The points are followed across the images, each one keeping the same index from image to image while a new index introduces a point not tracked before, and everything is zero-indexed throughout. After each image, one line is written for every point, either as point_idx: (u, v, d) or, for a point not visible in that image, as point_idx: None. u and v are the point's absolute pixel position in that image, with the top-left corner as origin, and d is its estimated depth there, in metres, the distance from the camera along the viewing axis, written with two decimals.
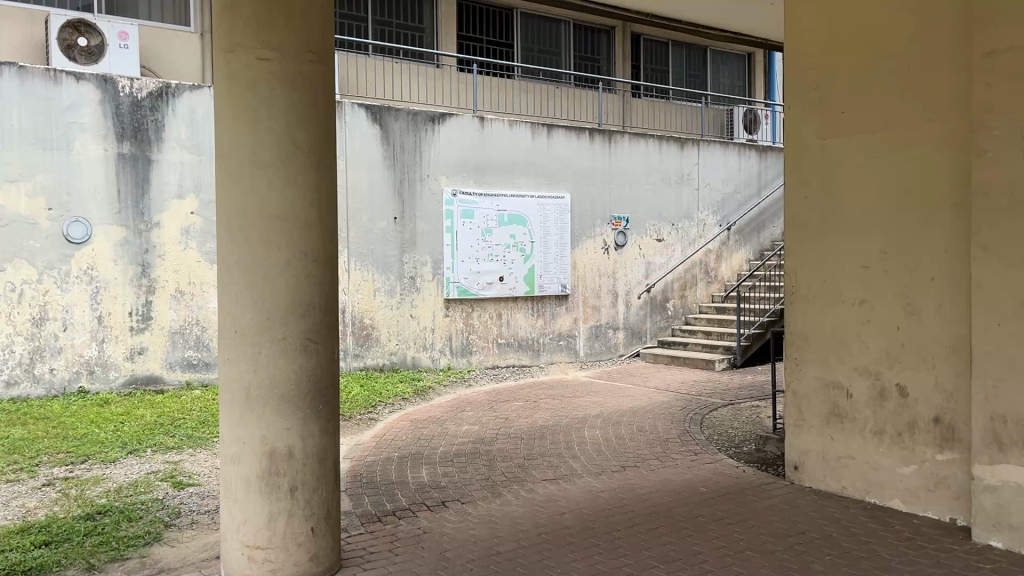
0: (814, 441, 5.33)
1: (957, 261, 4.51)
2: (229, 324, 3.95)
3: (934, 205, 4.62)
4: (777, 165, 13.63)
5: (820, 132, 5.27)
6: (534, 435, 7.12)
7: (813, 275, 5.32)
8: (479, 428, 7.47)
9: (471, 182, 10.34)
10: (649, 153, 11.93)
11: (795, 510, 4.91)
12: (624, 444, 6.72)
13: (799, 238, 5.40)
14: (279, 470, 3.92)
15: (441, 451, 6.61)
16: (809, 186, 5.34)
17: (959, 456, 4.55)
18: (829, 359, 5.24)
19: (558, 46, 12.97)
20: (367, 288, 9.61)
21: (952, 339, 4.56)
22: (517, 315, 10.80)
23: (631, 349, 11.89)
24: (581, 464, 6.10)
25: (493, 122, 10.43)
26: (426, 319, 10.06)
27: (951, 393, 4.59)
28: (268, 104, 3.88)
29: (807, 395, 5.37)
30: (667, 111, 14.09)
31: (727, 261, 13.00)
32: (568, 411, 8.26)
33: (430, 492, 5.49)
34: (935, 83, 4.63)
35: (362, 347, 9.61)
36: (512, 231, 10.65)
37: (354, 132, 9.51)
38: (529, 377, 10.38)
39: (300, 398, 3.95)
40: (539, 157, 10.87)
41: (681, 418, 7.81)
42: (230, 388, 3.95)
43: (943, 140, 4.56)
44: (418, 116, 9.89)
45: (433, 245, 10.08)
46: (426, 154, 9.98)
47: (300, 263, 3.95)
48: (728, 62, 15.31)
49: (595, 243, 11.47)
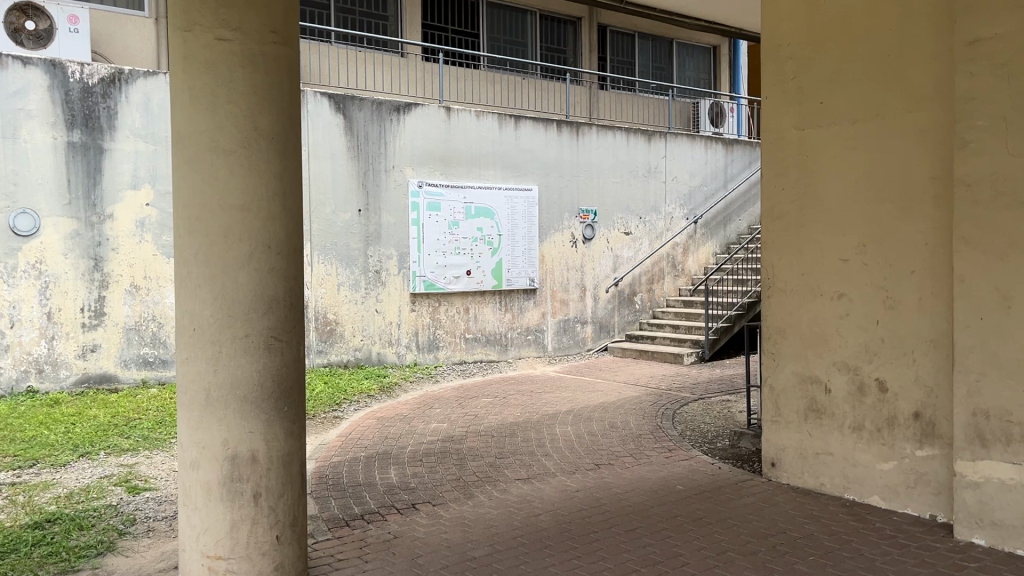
0: (791, 437, 5.25)
1: (937, 254, 4.44)
2: (188, 321, 3.72)
3: (914, 197, 4.54)
4: (744, 158, 13.62)
5: (797, 123, 5.18)
6: (505, 432, 6.95)
7: (790, 268, 5.22)
8: (448, 426, 7.28)
9: (437, 173, 10.12)
10: (617, 145, 11.81)
11: (774, 508, 4.82)
12: (597, 441, 6.58)
13: (777, 230, 5.30)
14: (242, 476, 3.70)
15: (409, 450, 6.42)
16: (786, 177, 5.24)
17: (940, 451, 4.49)
18: (807, 353, 5.15)
19: (525, 36, 12.78)
20: (331, 282, 9.36)
21: (931, 333, 4.49)
22: (484, 309, 10.62)
23: (599, 343, 11.79)
24: (554, 463, 5.95)
25: (459, 112, 10.22)
26: (392, 314, 9.83)
27: (931, 388, 4.52)
28: (228, 87, 3.64)
29: (785, 391, 5.29)
30: (634, 104, 13.99)
31: (694, 254, 12.95)
32: (538, 407, 8.11)
33: (399, 494, 5.29)
34: (916, 72, 4.54)
35: (326, 343, 9.35)
36: (479, 224, 10.45)
37: (317, 122, 9.23)
38: (497, 372, 10.21)
39: (264, 400, 3.74)
40: (507, 148, 10.69)
41: (653, 413, 7.71)
42: (189, 389, 3.72)
43: (924, 131, 4.49)
44: (382, 105, 9.65)
45: (399, 238, 9.85)
46: (391, 144, 9.74)
47: (263, 257, 3.73)
48: (694, 56, 15.28)
49: (564, 237, 11.34)
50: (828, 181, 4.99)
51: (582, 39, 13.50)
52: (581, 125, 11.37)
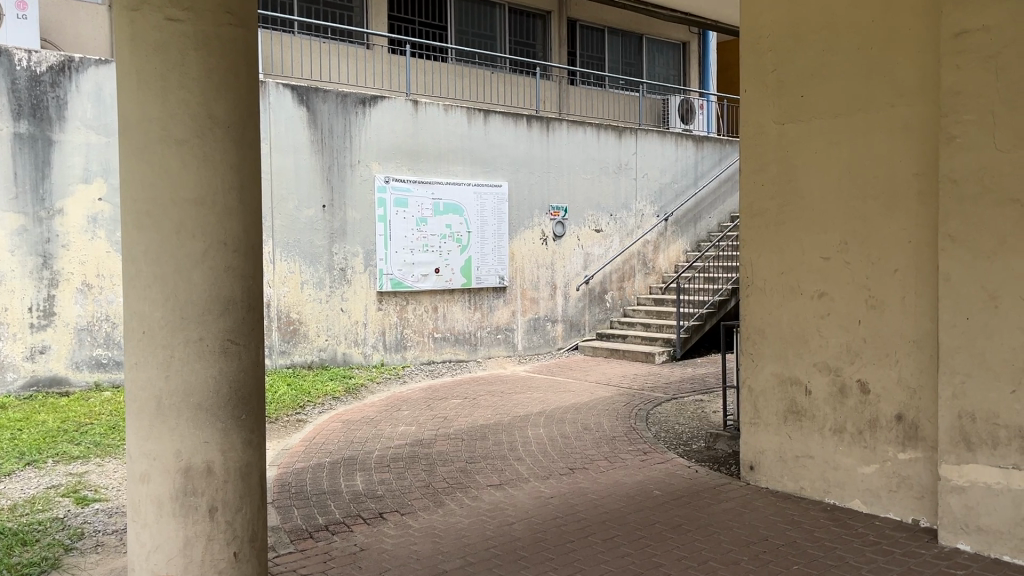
0: (770, 439, 5.12)
1: (921, 252, 4.32)
2: (137, 323, 3.45)
3: (898, 193, 4.42)
4: (714, 155, 13.54)
5: (778, 117, 5.04)
6: (475, 435, 6.74)
7: (770, 266, 5.08)
8: (416, 429, 7.05)
9: (405, 169, 9.87)
10: (588, 142, 11.66)
11: (755, 514, 4.68)
12: (571, 444, 6.40)
13: (756, 227, 5.16)
14: (195, 490, 3.44)
15: (376, 455, 6.18)
16: (765, 173, 5.10)
17: (923, 454, 4.37)
18: (787, 354, 5.02)
19: (493, 29, 12.56)
20: (294, 280, 9.07)
21: (915, 334, 4.38)
22: (454, 308, 10.40)
23: (570, 341, 11.64)
24: (526, 467, 5.75)
25: (427, 106, 9.98)
26: (357, 314, 9.56)
27: (915, 389, 4.40)
28: (180, 72, 3.38)
29: (764, 392, 5.15)
30: (604, 100, 13.85)
31: (665, 252, 12.85)
32: (509, 409, 7.92)
33: (366, 503, 5.06)
34: (901, 65, 4.42)
35: (288, 343, 9.06)
36: (448, 221, 10.22)
37: (279, 114, 8.94)
38: (466, 372, 10.00)
39: (219, 408, 3.48)
40: (476, 144, 10.47)
41: (627, 414, 7.56)
42: (138, 397, 3.45)
43: (909, 126, 4.37)
44: (348, 98, 9.38)
45: (365, 235, 9.58)
46: (356, 138, 9.47)
47: (219, 254, 3.48)
48: (663, 52, 15.19)
49: (534, 234, 11.16)
50: (809, 176, 4.86)
51: (551, 34, 13.33)
52: (551, 120, 11.19)
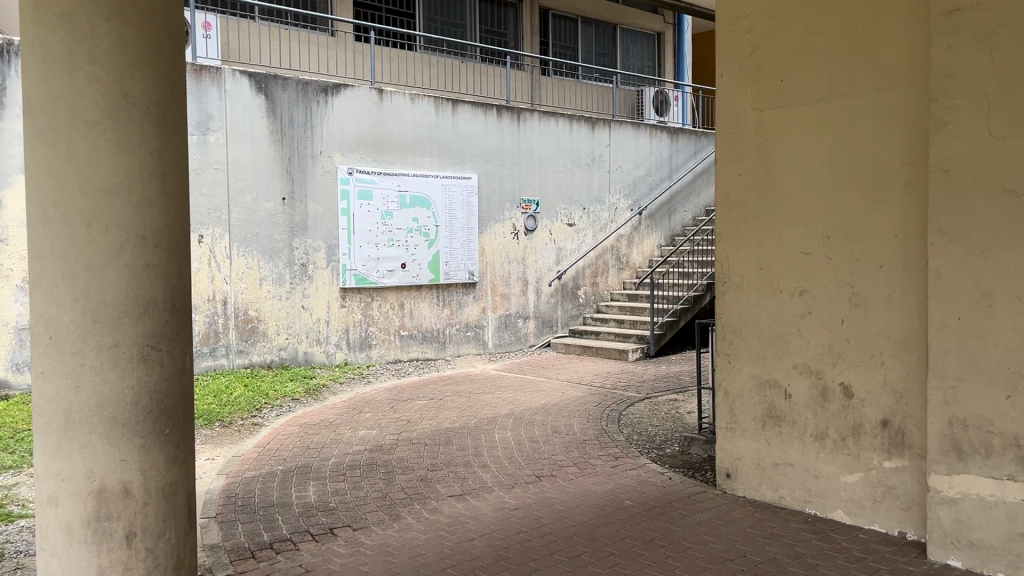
0: (748, 446, 4.83)
1: (909, 247, 4.04)
2: (43, 328, 3.05)
3: (884, 184, 4.14)
4: (689, 148, 13.28)
5: (756, 103, 4.74)
6: (438, 440, 6.40)
7: (747, 262, 4.79)
8: (376, 433, 6.69)
9: (369, 159, 9.48)
10: (560, 133, 11.34)
11: (732, 527, 4.38)
12: (538, 449, 6.08)
13: (731, 221, 4.87)
14: (110, 514, 3.07)
15: (331, 463, 5.82)
16: (743, 163, 4.80)
17: (910, 462, 4.10)
18: (765, 355, 4.73)
19: (463, 17, 12.19)
20: (252, 276, 8.66)
21: (901, 334, 4.10)
22: (421, 304, 10.04)
23: (542, 339, 11.32)
24: (491, 475, 5.42)
25: (392, 94, 9.59)
26: (320, 311, 9.17)
27: (901, 394, 4.13)
28: (90, 45, 2.99)
29: (741, 395, 4.86)
30: (577, 90, 13.53)
31: (639, 246, 12.56)
32: (476, 410, 7.58)
33: (317, 517, 4.70)
34: (887, 46, 4.13)
35: (247, 342, 8.66)
36: (415, 214, 9.84)
37: (236, 102, 8.51)
38: (433, 371, 9.64)
39: (138, 422, 3.11)
40: (444, 134, 10.10)
41: (598, 415, 7.25)
42: (45, 411, 3.06)
43: (896, 112, 4.09)
44: (309, 85, 8.97)
45: (327, 229, 9.19)
46: (318, 127, 9.06)
47: (137, 249, 3.10)
48: (638, 42, 14.89)
49: (504, 228, 10.82)
50: (788, 168, 4.57)
51: (523, 22, 12.97)
52: (522, 111, 10.85)
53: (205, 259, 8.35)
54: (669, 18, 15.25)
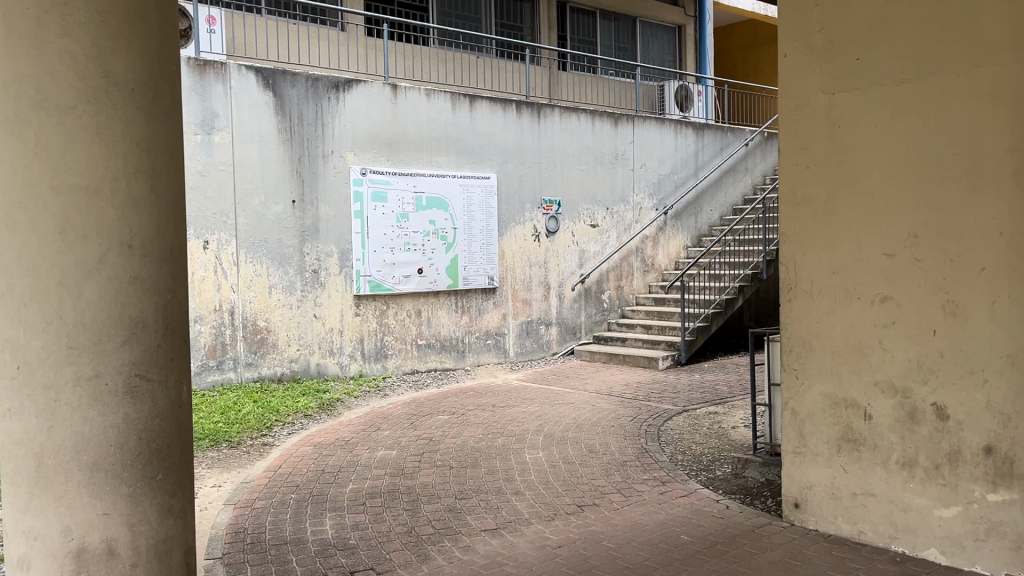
0: (820, 473, 4.28)
1: (1018, 246, 3.49)
2: (8, 356, 2.49)
3: (985, 174, 3.59)
4: (714, 144, 12.73)
5: (826, 86, 4.19)
6: (465, 462, 5.86)
7: (818, 266, 4.24)
8: (397, 454, 6.17)
9: (383, 159, 8.96)
10: (582, 130, 10.81)
11: (812, 568, 3.83)
12: (575, 472, 5.54)
13: (798, 220, 4.32)
14: None
15: (348, 491, 5.28)
16: (811, 153, 4.25)
17: (1020, 496, 3.54)
18: (840, 371, 4.17)
19: (479, 11, 11.68)
20: (260, 284, 8.15)
21: (1009, 347, 3.54)
22: (439, 311, 9.51)
23: (565, 346, 10.79)
24: (526, 505, 4.89)
25: (407, 90, 9.08)
26: (333, 320, 8.66)
27: (1009, 416, 3.56)
28: (62, 13, 2.46)
29: (812, 415, 4.31)
30: (597, 86, 13.00)
31: (664, 247, 12.01)
32: (502, 426, 7.05)
33: (336, 558, 4.17)
34: (988, 15, 3.58)
35: (256, 354, 8.15)
36: (431, 216, 9.32)
37: (242, 99, 8.01)
38: (453, 383, 9.10)
39: (125, 468, 2.58)
40: (461, 132, 9.58)
41: (635, 431, 6.71)
42: (12, 455, 2.53)
43: (1000, 91, 3.54)
44: (318, 81, 8.47)
45: (340, 233, 8.68)
46: (329, 125, 8.56)
47: (121, 260, 2.56)
48: (658, 37, 14.37)
49: (525, 230, 10.29)
50: (866, 157, 4.02)
51: (540, 16, 12.46)
52: (542, 107, 10.32)
53: (211, 266, 7.84)
54: (688, 11, 14.73)
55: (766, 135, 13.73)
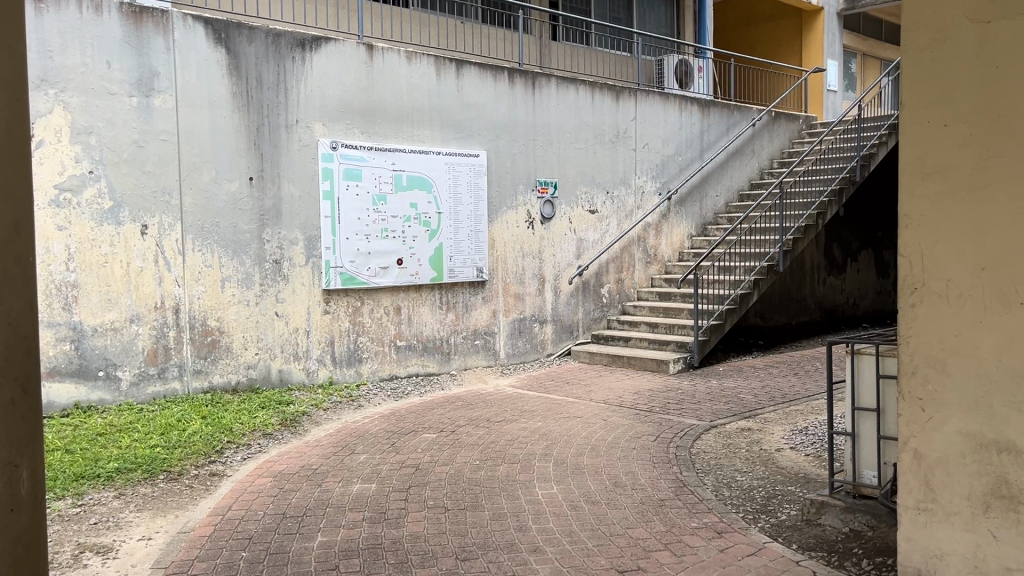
0: (957, 539, 3.18)
1: None
2: None
3: None
4: (720, 124, 11.65)
5: (979, 15, 3.06)
6: (463, 502, 4.68)
7: (957, 258, 3.12)
8: (377, 488, 4.98)
9: (357, 132, 7.70)
10: (579, 104, 9.65)
11: None
12: (603, 517, 4.40)
13: (930, 195, 3.20)
14: None
15: (315, 548, 4.07)
16: (951, 105, 3.14)
17: None
18: (989, 403, 3.04)
19: None
20: (211, 277, 6.90)
21: None
22: (421, 308, 8.30)
23: (561, 347, 9.66)
24: (550, 570, 3.74)
25: (385, 52, 7.84)
26: (298, 319, 7.41)
27: None
28: None
29: (946, 461, 3.19)
30: (591, 56, 11.88)
31: (667, 236, 10.91)
32: (503, 448, 5.88)
33: None
34: None
35: (206, 360, 6.90)
36: (413, 199, 8.11)
37: (188, 57, 6.72)
38: (437, 391, 7.91)
39: None
40: (447, 102, 8.37)
41: (664, 456, 5.59)
42: None
43: None
44: (282, 37, 7.18)
45: (306, 217, 7.41)
46: (295, 90, 7.29)
47: None
48: (655, 7, 13.26)
49: (518, 215, 9.11)
50: None
51: None
52: (537, 76, 9.14)
53: (150, 256, 6.59)
54: None
55: (774, 116, 12.67)
